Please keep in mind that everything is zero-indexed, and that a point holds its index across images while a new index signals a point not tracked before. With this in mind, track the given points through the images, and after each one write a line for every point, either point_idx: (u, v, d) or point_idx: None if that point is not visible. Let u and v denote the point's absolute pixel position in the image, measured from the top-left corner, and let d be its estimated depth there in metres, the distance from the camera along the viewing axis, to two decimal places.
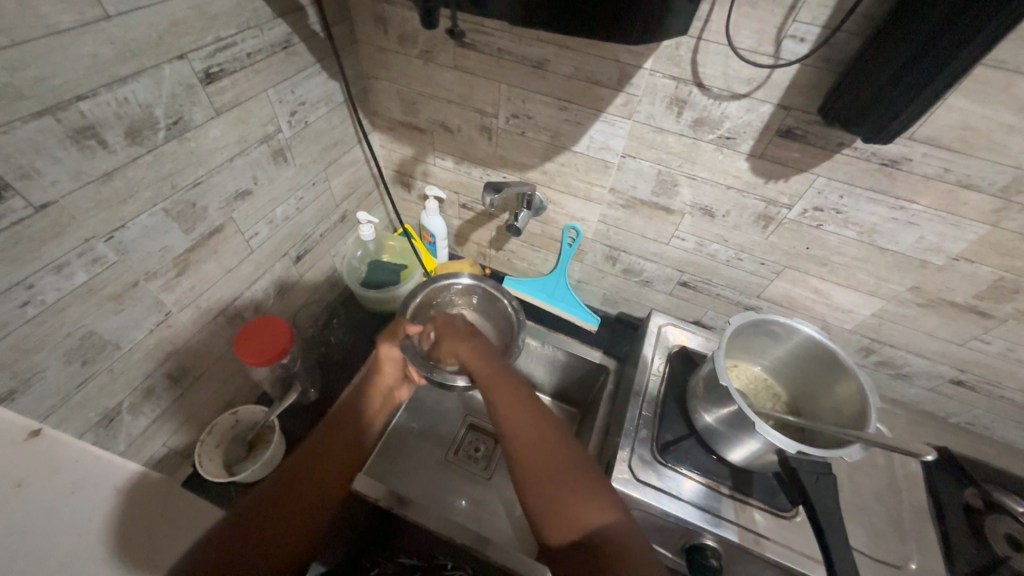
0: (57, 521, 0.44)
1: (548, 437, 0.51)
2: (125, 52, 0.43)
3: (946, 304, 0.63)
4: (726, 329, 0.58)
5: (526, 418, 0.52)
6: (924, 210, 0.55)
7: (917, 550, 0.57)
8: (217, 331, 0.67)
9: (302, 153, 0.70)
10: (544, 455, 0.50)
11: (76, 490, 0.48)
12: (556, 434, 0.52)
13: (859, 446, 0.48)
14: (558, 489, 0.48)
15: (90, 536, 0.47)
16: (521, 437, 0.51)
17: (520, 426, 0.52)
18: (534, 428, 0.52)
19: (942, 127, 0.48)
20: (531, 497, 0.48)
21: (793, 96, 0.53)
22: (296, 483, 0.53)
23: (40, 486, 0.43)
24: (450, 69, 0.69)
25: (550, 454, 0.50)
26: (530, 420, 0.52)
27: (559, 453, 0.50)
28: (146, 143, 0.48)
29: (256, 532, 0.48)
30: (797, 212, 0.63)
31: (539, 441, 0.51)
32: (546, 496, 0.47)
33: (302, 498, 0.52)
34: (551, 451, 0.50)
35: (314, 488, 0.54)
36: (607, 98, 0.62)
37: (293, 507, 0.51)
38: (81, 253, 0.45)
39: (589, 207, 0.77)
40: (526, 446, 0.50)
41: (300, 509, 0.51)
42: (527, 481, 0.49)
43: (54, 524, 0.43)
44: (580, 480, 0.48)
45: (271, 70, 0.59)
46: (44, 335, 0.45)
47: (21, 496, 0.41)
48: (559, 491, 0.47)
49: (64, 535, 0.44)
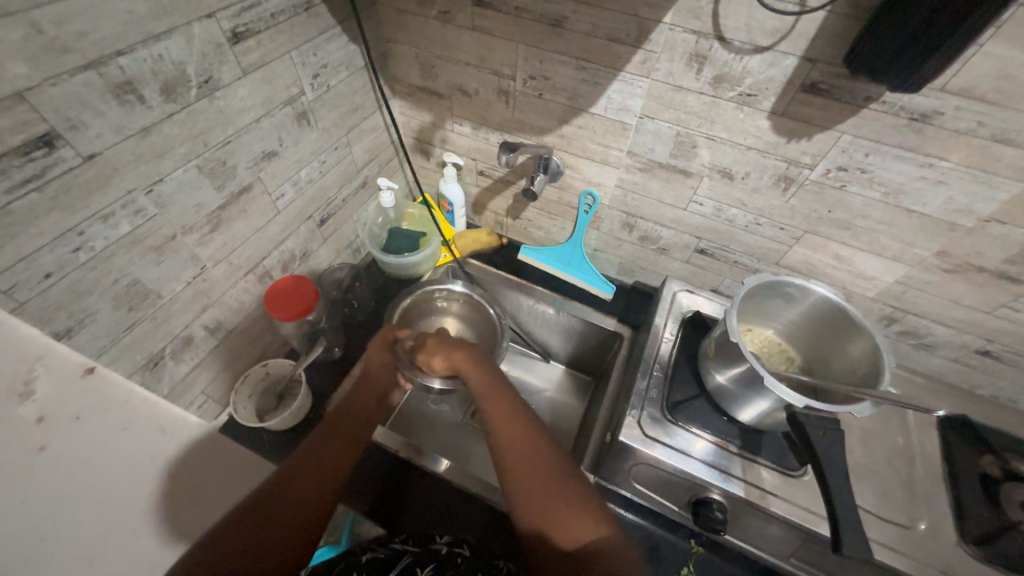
0: None
1: (535, 446, 0.54)
2: (159, 9, 0.45)
3: (975, 269, 0.61)
4: (740, 289, 0.58)
5: (511, 431, 0.56)
6: (955, 167, 0.53)
7: (927, 512, 0.58)
8: (248, 290, 0.71)
9: (324, 117, 0.72)
10: (532, 463, 0.53)
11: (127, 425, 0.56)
12: (539, 444, 0.54)
13: (869, 403, 0.48)
14: (544, 498, 0.50)
15: None
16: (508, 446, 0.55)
17: (509, 437, 0.55)
18: (524, 438, 0.55)
19: (978, 77, 0.46)
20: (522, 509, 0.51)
21: (818, 48, 0.51)
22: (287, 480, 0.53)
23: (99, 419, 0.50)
24: (468, 30, 0.69)
25: (535, 464, 0.53)
26: (521, 429, 0.56)
27: (548, 461, 0.53)
28: (180, 100, 0.50)
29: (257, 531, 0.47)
30: (820, 173, 0.61)
31: (526, 448, 0.54)
32: (535, 503, 0.50)
33: (302, 492, 0.52)
34: (537, 458, 0.53)
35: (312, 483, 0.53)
36: (625, 55, 0.61)
37: (293, 501, 0.50)
38: (125, 204, 0.49)
39: (606, 171, 0.77)
40: (515, 457, 0.54)
41: (298, 504, 0.51)
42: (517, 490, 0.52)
43: None
44: (569, 487, 0.51)
45: (294, 31, 0.60)
46: (94, 280, 0.49)
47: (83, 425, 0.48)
48: (547, 498, 0.50)
49: None
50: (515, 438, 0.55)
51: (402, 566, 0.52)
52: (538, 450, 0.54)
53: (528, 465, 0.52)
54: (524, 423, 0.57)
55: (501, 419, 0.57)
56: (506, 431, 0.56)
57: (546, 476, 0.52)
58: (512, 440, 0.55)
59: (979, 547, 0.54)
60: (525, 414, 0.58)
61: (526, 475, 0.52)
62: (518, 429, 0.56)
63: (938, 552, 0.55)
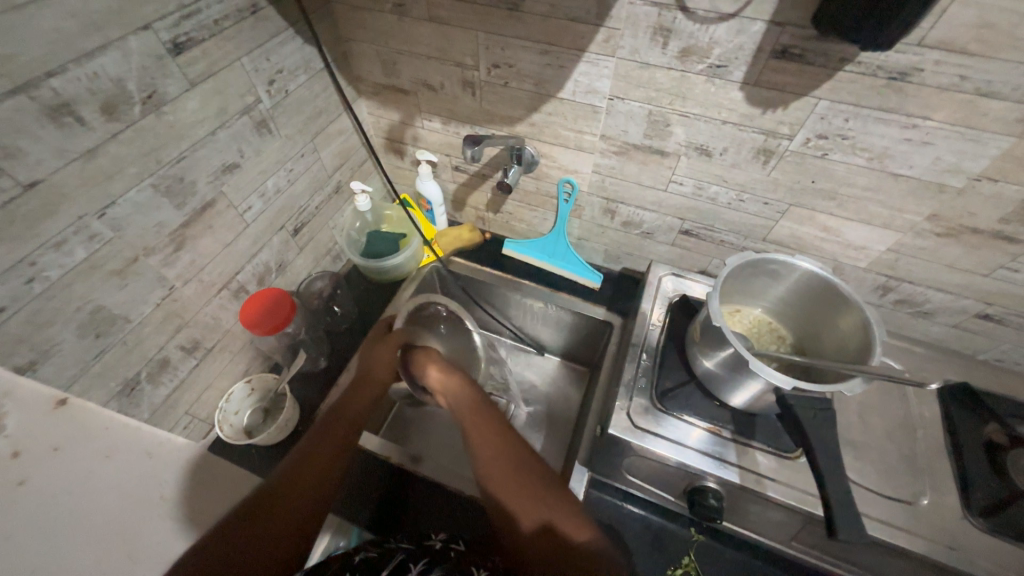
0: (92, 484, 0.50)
1: (517, 456, 0.54)
2: (88, 25, 0.43)
3: (968, 232, 0.59)
4: (722, 270, 0.56)
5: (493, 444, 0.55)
6: (939, 126, 0.51)
7: (931, 486, 0.56)
8: (223, 306, 0.70)
9: (286, 123, 0.70)
10: (514, 474, 0.52)
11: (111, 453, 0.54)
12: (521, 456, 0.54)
13: (860, 379, 0.46)
14: (532, 507, 0.49)
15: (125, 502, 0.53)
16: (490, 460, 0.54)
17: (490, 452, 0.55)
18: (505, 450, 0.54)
19: (956, 28, 0.44)
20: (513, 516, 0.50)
21: (785, 10, 0.48)
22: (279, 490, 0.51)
23: (76, 450, 0.50)
24: (425, 22, 0.66)
25: (519, 474, 0.52)
26: (501, 442, 0.55)
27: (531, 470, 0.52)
28: (124, 118, 0.49)
29: (248, 546, 0.46)
30: (800, 142, 0.58)
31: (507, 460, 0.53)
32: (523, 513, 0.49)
33: (292, 505, 0.50)
34: (520, 467, 0.53)
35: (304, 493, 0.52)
36: (588, 35, 0.59)
37: (284, 514, 0.49)
38: (77, 230, 0.47)
39: (582, 157, 0.75)
40: (498, 471, 0.53)
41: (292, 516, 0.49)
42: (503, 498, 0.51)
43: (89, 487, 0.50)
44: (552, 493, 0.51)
45: (242, 37, 0.58)
46: (55, 310, 0.48)
47: (58, 458, 0.48)
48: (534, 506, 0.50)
49: (102, 497, 0.51)
50: (495, 453, 0.54)
51: (396, 564, 0.49)
52: (520, 461, 0.53)
53: (514, 473, 0.52)
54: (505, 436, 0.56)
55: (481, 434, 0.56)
56: (489, 444, 0.55)
57: (531, 485, 0.51)
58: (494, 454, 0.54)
59: (986, 519, 0.52)
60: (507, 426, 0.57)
61: (510, 486, 0.51)
62: (501, 441, 0.55)
63: (944, 526, 0.53)
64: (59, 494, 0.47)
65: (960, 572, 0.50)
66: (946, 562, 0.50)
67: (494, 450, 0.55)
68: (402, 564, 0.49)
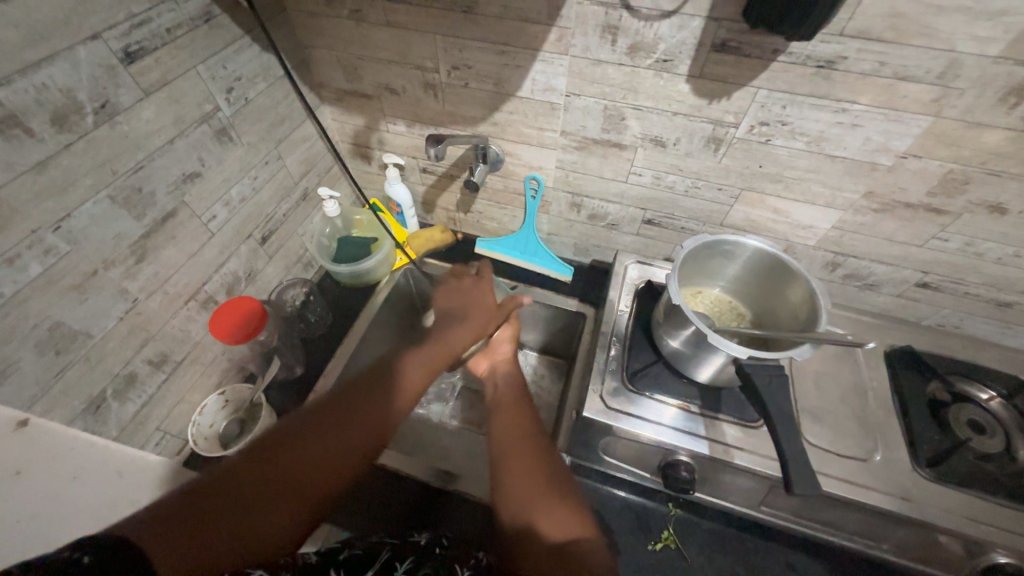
0: (65, 503, 0.50)
1: (533, 450, 0.57)
2: (33, 36, 0.43)
3: (901, 206, 0.63)
4: (679, 253, 0.59)
5: (517, 435, 0.59)
6: (866, 109, 0.55)
7: (882, 443, 0.60)
8: (192, 317, 0.69)
9: (248, 131, 0.70)
10: (525, 465, 0.55)
11: (79, 475, 0.53)
12: (539, 451, 0.57)
13: (809, 345, 0.50)
14: (531, 495, 0.52)
15: (102, 516, 0.53)
16: (511, 449, 0.57)
17: (513, 443, 0.58)
18: (526, 445, 0.58)
19: (871, 18, 0.48)
20: (505, 494, 0.53)
21: (720, 6, 0.52)
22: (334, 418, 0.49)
23: (38, 474, 0.49)
24: (383, 27, 0.67)
25: (530, 466, 0.55)
26: (524, 435, 0.59)
27: (540, 464, 0.55)
28: (76, 129, 0.48)
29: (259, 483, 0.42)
30: (745, 130, 0.62)
31: (523, 452, 0.57)
32: (520, 495, 0.52)
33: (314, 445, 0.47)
34: (532, 459, 0.56)
35: (363, 428, 0.49)
36: (541, 35, 0.61)
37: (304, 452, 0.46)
38: (31, 244, 0.46)
39: (545, 153, 0.77)
40: (514, 460, 0.56)
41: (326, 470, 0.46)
42: (508, 479, 0.54)
43: (64, 505, 0.50)
44: (552, 486, 0.53)
45: (196, 45, 0.58)
46: (10, 327, 0.47)
47: (20, 481, 0.47)
48: (532, 494, 0.52)
49: (79, 515, 0.50)
50: (514, 444, 0.58)
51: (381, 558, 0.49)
52: (535, 456, 0.56)
53: (525, 464, 0.55)
54: (528, 432, 0.60)
55: (507, 426, 0.61)
56: (511, 433, 0.60)
57: (538, 476, 0.54)
58: (513, 446, 0.58)
59: (932, 468, 0.56)
60: (535, 425, 0.61)
61: (518, 473, 0.54)
62: (524, 433, 0.59)
63: (896, 478, 0.56)
64: (30, 515, 0.46)
65: (912, 520, 0.54)
66: (899, 510, 0.54)
67: (515, 440, 0.58)
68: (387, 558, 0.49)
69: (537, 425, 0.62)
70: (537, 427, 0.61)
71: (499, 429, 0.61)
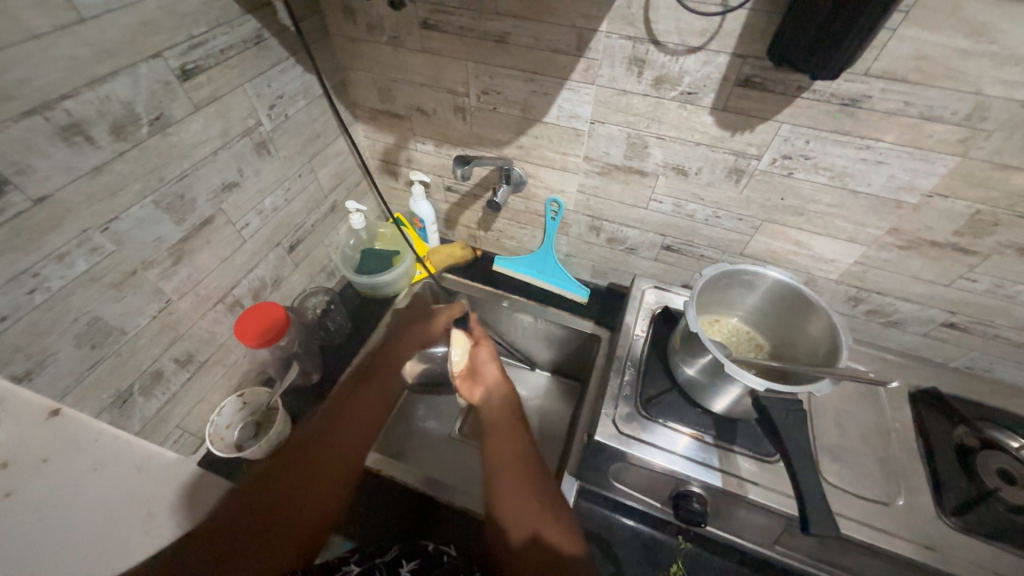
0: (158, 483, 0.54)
1: (525, 466, 0.61)
2: (102, 53, 0.46)
3: (927, 244, 0.63)
4: (697, 281, 0.59)
5: (511, 450, 0.63)
6: (891, 147, 0.55)
7: (906, 487, 0.57)
8: (218, 320, 0.71)
9: (285, 145, 0.73)
10: (517, 478, 0.59)
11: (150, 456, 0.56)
12: (532, 468, 0.60)
13: (828, 381, 0.49)
14: (527, 506, 0.55)
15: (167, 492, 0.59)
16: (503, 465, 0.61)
17: (505, 459, 0.62)
18: (517, 460, 0.62)
19: (897, 60, 0.48)
20: (499, 507, 0.56)
21: (746, 44, 0.53)
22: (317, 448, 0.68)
23: (108, 475, 0.49)
24: (418, 53, 0.71)
25: (524, 478, 0.59)
26: (517, 451, 0.63)
27: (533, 480, 0.59)
28: (131, 138, 0.51)
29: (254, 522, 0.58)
30: (767, 162, 0.63)
31: (516, 467, 0.61)
32: (513, 507, 0.56)
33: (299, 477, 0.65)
34: (524, 473, 0.59)
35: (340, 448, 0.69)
36: (569, 65, 0.63)
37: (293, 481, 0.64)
38: (80, 243, 0.49)
39: (567, 177, 0.79)
40: (505, 475, 0.60)
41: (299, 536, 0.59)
42: (502, 497, 0.57)
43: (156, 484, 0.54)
44: (543, 500, 0.57)
45: (245, 65, 0.62)
46: (52, 320, 0.49)
47: (101, 473, 0.49)
48: (528, 505, 0.56)
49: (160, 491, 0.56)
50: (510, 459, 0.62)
51: (389, 561, 0.55)
52: (529, 472, 0.60)
53: (520, 477, 0.59)
54: (520, 447, 0.64)
55: (500, 443, 0.65)
56: (502, 448, 0.64)
57: (532, 489, 0.57)
58: (505, 463, 0.62)
59: (958, 518, 0.54)
60: (527, 442, 0.65)
61: (510, 486, 0.58)
62: (517, 450, 0.63)
63: (920, 525, 0.54)
64: (133, 498, 0.51)
65: (937, 571, 0.52)
66: (922, 560, 0.52)
67: (509, 456, 0.63)
68: (395, 560, 0.55)
69: (531, 444, 0.65)
70: (530, 445, 0.65)
71: (493, 446, 0.65)
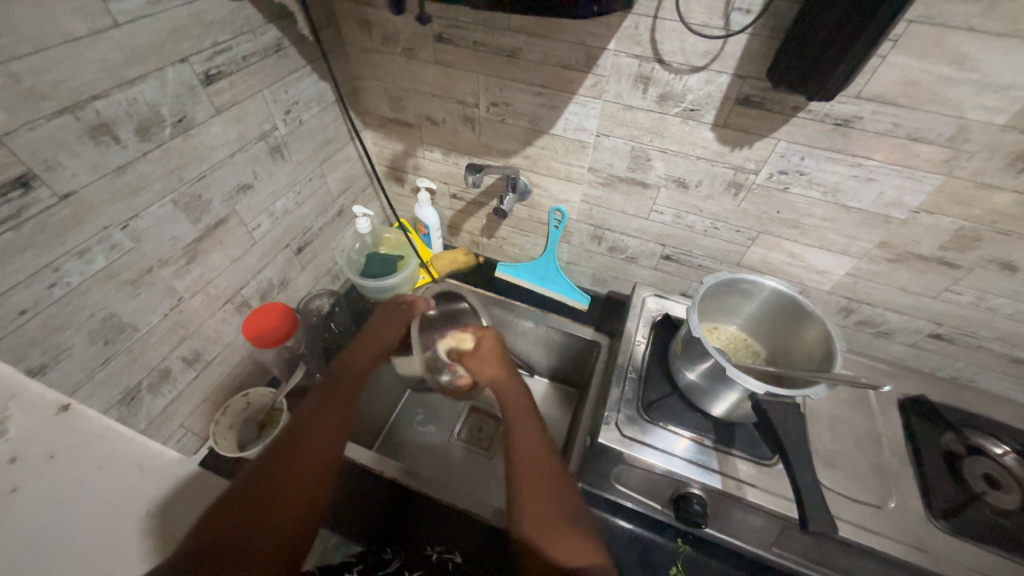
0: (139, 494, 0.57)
1: (550, 479, 0.59)
2: (133, 57, 0.48)
3: (914, 257, 0.66)
4: (699, 289, 0.61)
5: (534, 459, 0.60)
6: (881, 165, 0.58)
7: (896, 491, 0.60)
8: (226, 319, 0.72)
9: (298, 150, 0.75)
10: (542, 497, 0.57)
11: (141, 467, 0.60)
12: (556, 482, 0.58)
13: (825, 385, 0.51)
14: (554, 526, 0.54)
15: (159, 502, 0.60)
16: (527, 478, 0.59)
17: (529, 471, 0.59)
18: (540, 472, 0.59)
19: (886, 84, 0.52)
20: (523, 525, 0.55)
21: (745, 66, 0.56)
22: (312, 431, 0.61)
23: (110, 473, 0.54)
24: (431, 64, 0.73)
25: (550, 496, 0.57)
26: (541, 460, 0.60)
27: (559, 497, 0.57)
28: (155, 139, 0.53)
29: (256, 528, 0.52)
30: (764, 177, 0.66)
31: (539, 480, 0.58)
32: (541, 526, 0.55)
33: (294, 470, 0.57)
34: (551, 490, 0.58)
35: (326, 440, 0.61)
36: (577, 80, 0.66)
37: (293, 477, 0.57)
38: (100, 240, 0.50)
39: (571, 187, 0.81)
40: (530, 491, 0.58)
41: (301, 520, 0.54)
42: (528, 514, 0.56)
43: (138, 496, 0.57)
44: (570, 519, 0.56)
45: (265, 72, 0.64)
46: (69, 314, 0.50)
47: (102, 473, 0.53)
48: (555, 526, 0.54)
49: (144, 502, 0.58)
50: (533, 470, 0.59)
51: None
52: (556, 489, 0.58)
53: (545, 494, 0.57)
54: (544, 457, 0.61)
55: (522, 448, 0.62)
56: (525, 454, 0.61)
57: (558, 509, 0.56)
58: (529, 476, 0.59)
59: (946, 521, 0.56)
60: (550, 449, 0.62)
61: (535, 503, 0.56)
62: (541, 460, 0.60)
63: (910, 527, 0.56)
64: (117, 505, 0.54)
65: (927, 572, 0.54)
66: (913, 561, 0.54)
67: (531, 466, 0.60)
68: None
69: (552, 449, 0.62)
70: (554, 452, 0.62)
71: (514, 449, 0.62)
